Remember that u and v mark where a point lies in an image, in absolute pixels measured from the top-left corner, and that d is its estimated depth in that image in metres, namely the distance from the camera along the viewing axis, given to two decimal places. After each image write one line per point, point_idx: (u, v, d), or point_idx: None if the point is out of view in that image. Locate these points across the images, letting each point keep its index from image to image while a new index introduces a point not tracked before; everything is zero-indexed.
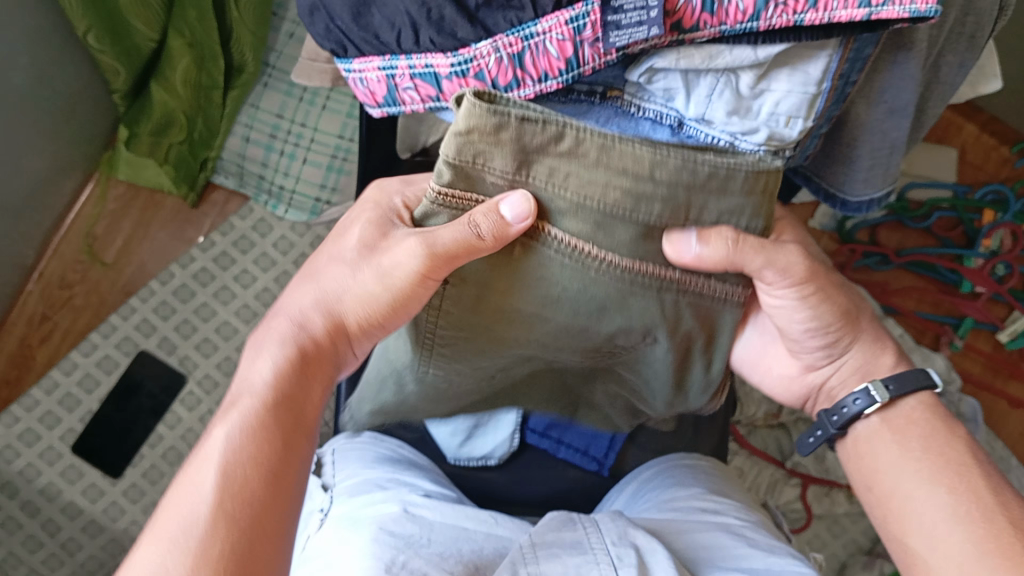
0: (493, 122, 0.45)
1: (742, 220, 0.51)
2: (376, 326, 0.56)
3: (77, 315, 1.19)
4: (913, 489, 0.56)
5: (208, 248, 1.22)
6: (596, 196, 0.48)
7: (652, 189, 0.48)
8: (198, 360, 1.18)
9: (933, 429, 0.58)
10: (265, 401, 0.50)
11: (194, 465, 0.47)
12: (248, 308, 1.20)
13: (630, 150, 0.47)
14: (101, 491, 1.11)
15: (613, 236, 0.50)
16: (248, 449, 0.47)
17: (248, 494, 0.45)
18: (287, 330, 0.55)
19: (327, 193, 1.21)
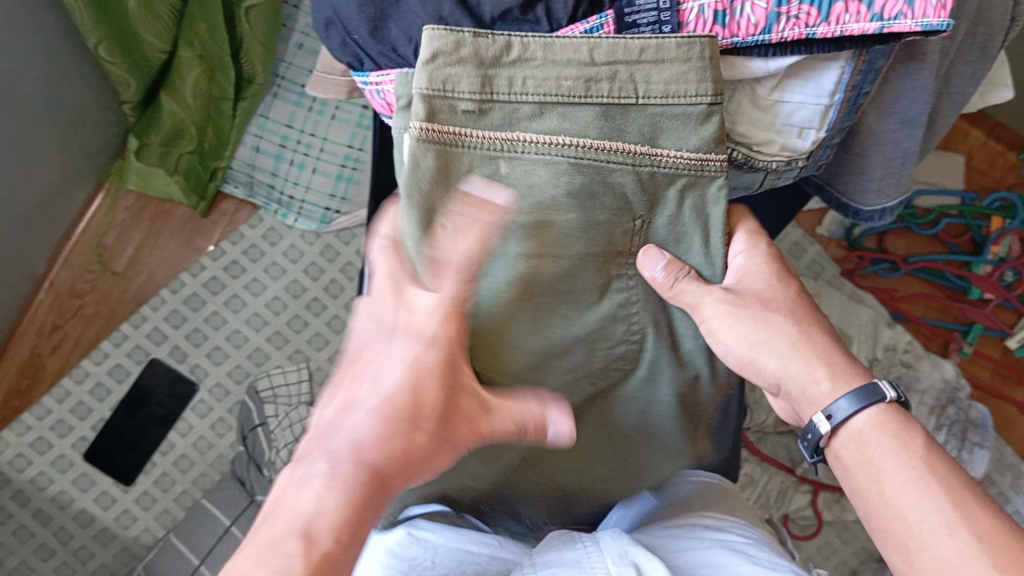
0: (456, 41, 0.48)
1: (690, 86, 0.50)
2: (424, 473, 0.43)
3: (89, 325, 1.20)
4: (880, 508, 0.49)
5: (218, 257, 1.23)
6: (553, 90, 0.49)
7: (600, 73, 0.49)
8: (208, 368, 1.19)
9: (898, 441, 0.50)
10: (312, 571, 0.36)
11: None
12: (258, 316, 1.21)
13: (567, 40, 0.49)
14: (113, 499, 1.14)
15: (580, 121, 0.50)
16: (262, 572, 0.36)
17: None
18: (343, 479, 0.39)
19: (337, 203, 1.22)
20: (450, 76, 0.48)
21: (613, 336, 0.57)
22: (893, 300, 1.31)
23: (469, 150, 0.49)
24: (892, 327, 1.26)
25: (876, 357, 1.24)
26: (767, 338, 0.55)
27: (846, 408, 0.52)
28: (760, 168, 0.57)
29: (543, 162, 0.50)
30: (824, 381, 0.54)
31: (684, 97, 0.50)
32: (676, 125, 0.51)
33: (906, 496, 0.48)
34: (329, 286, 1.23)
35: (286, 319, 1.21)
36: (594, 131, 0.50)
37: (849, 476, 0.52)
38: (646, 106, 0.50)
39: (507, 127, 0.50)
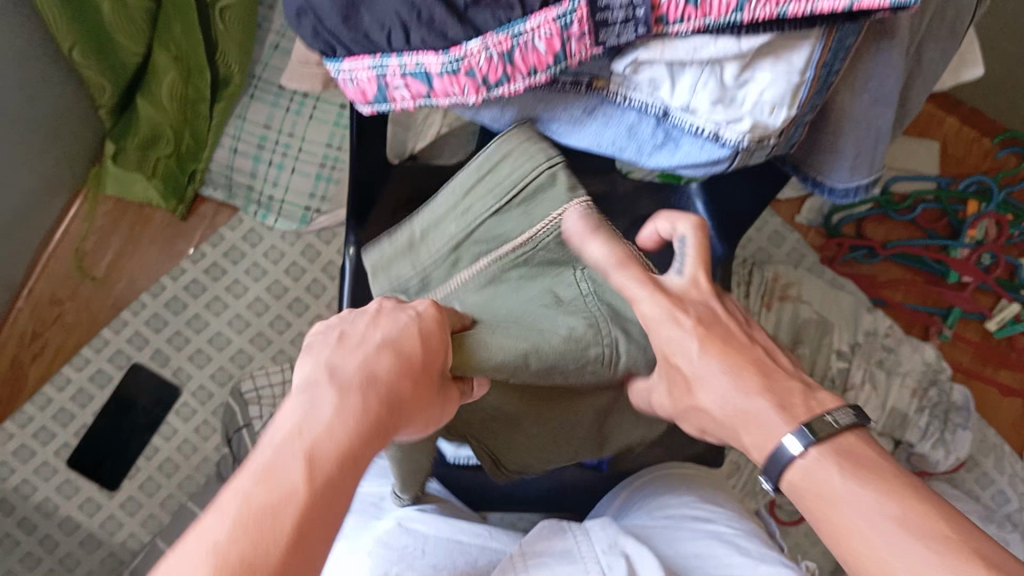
0: (382, 255, 0.64)
1: (530, 164, 0.58)
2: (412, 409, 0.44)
3: (70, 331, 1.19)
4: (846, 539, 0.44)
5: (198, 259, 1.23)
6: (455, 231, 0.61)
7: (467, 202, 0.61)
8: (191, 372, 1.18)
9: (851, 468, 0.46)
10: (308, 468, 0.36)
11: (164, 565, 0.33)
12: (241, 318, 1.21)
13: (438, 200, 0.62)
14: (98, 505, 1.13)
15: (491, 237, 0.60)
16: (265, 504, 0.35)
17: (256, 570, 0.33)
18: (331, 393, 0.40)
19: (316, 202, 1.21)
20: (395, 265, 0.64)
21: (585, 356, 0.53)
22: (873, 287, 1.33)
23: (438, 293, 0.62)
24: (873, 312, 1.27)
25: (857, 343, 1.24)
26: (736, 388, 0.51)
27: (795, 444, 0.47)
28: (729, 144, 0.55)
29: (488, 285, 0.60)
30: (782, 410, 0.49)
31: (535, 178, 0.58)
32: (544, 202, 0.58)
33: (874, 522, 0.43)
34: (311, 286, 1.23)
35: (268, 320, 1.21)
36: (504, 236, 0.60)
37: (810, 511, 0.47)
38: (516, 198, 0.59)
39: (452, 269, 0.62)
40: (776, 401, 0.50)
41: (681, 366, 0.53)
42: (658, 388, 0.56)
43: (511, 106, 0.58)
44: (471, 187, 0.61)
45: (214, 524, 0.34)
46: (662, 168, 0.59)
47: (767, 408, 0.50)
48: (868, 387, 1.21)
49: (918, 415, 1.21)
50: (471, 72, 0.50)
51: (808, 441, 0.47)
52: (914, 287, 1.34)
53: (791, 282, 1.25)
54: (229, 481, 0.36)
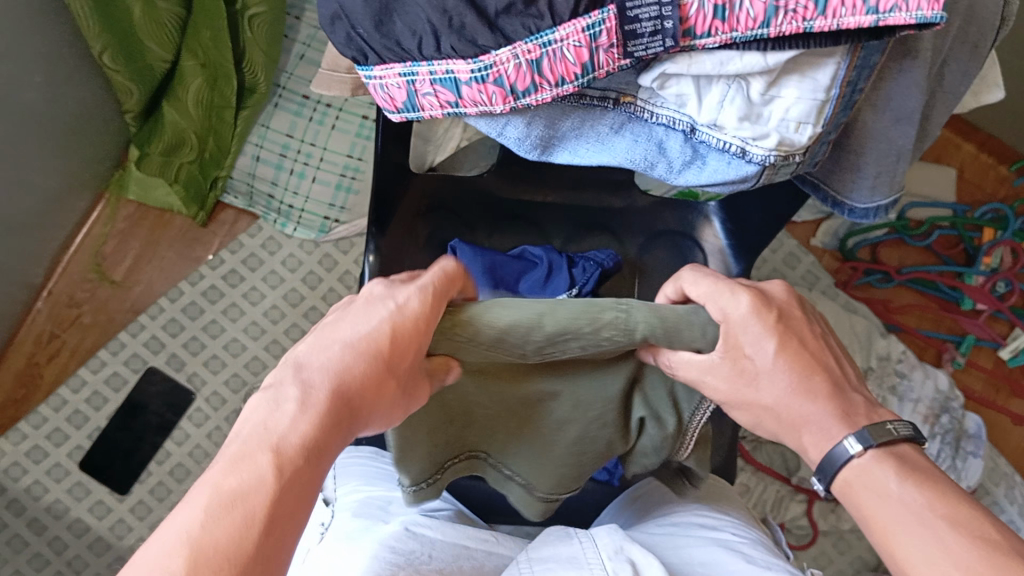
0: None
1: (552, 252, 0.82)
2: (381, 393, 0.47)
3: (87, 334, 1.20)
4: (890, 527, 0.49)
5: (217, 265, 1.24)
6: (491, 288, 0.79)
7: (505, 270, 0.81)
8: (206, 377, 1.20)
9: (902, 469, 0.51)
10: (280, 451, 0.42)
11: (143, 545, 0.38)
12: (256, 325, 1.22)
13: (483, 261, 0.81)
14: (108, 508, 1.15)
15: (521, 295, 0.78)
16: (237, 487, 0.40)
17: (233, 539, 0.38)
18: (292, 386, 0.45)
19: (336, 211, 1.22)
20: None
21: (602, 321, 0.48)
22: (887, 312, 1.33)
23: None
24: (886, 336, 1.27)
25: (869, 367, 1.25)
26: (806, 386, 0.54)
27: (854, 445, 0.52)
28: (754, 161, 0.55)
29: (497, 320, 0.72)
30: (821, 404, 0.54)
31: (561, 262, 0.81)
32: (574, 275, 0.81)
33: (919, 513, 0.48)
34: (327, 294, 1.23)
35: (283, 327, 1.22)
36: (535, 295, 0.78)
37: (859, 508, 0.52)
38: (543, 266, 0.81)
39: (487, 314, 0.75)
40: (840, 410, 0.54)
41: (753, 363, 0.53)
42: (718, 370, 0.53)
43: (538, 119, 0.56)
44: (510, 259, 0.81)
45: (189, 509, 0.39)
46: (689, 186, 0.59)
47: (826, 414, 0.54)
48: None
49: (930, 441, 1.22)
50: (499, 79, 0.51)
51: (866, 441, 0.52)
52: (928, 313, 1.34)
53: None
54: (204, 472, 0.41)
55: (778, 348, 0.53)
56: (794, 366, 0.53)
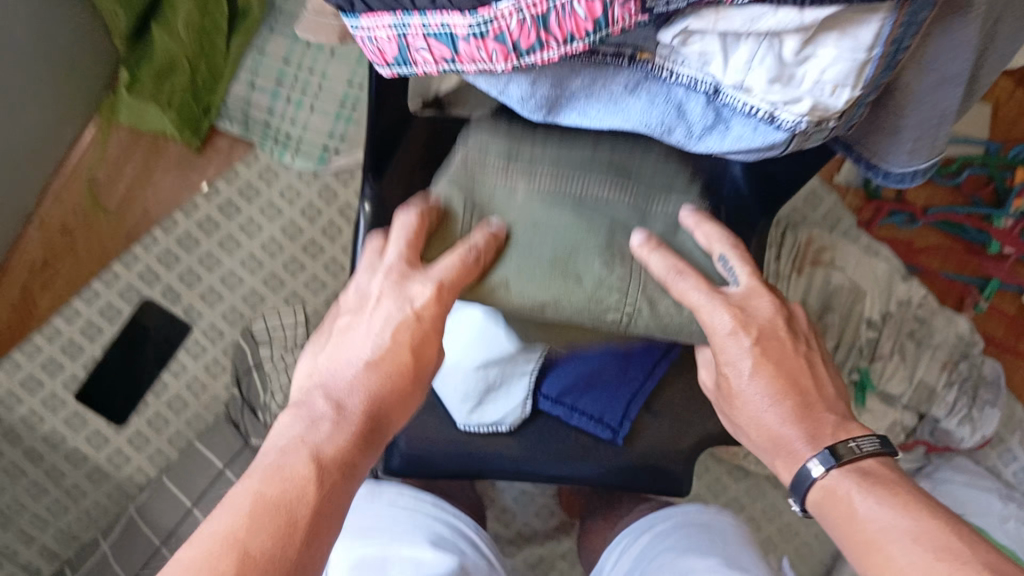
0: (453, 184, 0.62)
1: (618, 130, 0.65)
2: (401, 391, 0.59)
3: (80, 261, 1.17)
4: (868, 540, 0.54)
5: (213, 196, 1.19)
6: (545, 140, 0.63)
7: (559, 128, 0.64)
8: (203, 310, 1.17)
9: (868, 483, 0.57)
10: (315, 464, 0.52)
11: (196, 534, 0.48)
12: (254, 258, 1.18)
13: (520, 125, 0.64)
14: (105, 438, 1.14)
15: (578, 150, 0.63)
16: (279, 493, 0.49)
17: (274, 533, 0.48)
18: (325, 407, 0.56)
19: (335, 142, 1.18)
20: (464, 177, 0.62)
21: (608, 303, 0.59)
22: (908, 254, 1.29)
23: (514, 190, 0.61)
24: (908, 280, 1.23)
25: (889, 312, 1.20)
26: (781, 391, 0.61)
27: (818, 466, 0.59)
28: (784, 127, 0.49)
29: (545, 198, 0.61)
30: (803, 445, 0.60)
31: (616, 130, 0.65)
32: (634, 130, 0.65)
33: (891, 528, 0.53)
34: (326, 229, 1.20)
35: (282, 262, 1.18)
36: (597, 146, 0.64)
37: (831, 522, 0.58)
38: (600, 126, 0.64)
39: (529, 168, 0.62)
40: (806, 431, 0.61)
41: (731, 376, 0.62)
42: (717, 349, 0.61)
43: (544, 78, 0.51)
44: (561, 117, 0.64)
45: (235, 508, 0.48)
46: (709, 152, 0.54)
47: (795, 437, 0.61)
48: (895, 357, 1.19)
49: (946, 390, 1.18)
50: (500, 36, 0.45)
51: (831, 464, 0.58)
52: (952, 256, 1.29)
53: (825, 247, 1.20)
54: (246, 478, 0.51)
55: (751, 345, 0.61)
56: (769, 388, 0.61)
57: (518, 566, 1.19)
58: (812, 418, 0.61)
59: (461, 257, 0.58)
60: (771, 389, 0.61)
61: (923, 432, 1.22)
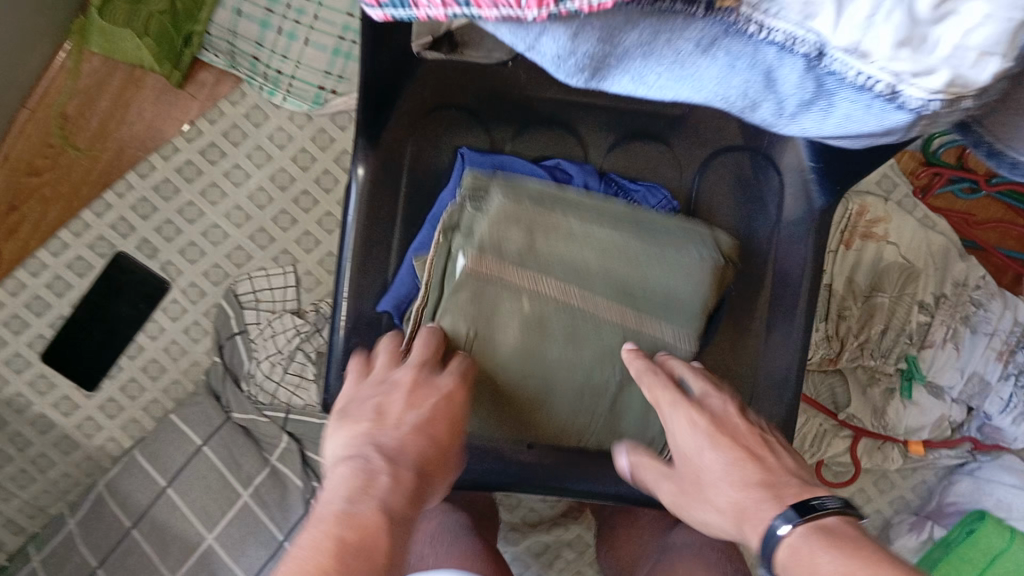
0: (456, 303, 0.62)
1: (666, 254, 0.64)
2: (436, 463, 0.56)
3: (47, 208, 1.03)
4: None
5: (194, 138, 1.06)
6: (568, 262, 0.63)
7: (601, 245, 0.63)
8: (182, 267, 1.05)
9: (832, 540, 0.48)
10: (386, 517, 0.49)
11: (280, 573, 0.44)
12: (240, 210, 1.06)
13: (561, 225, 0.63)
14: (75, 405, 1.04)
15: (590, 276, 0.63)
16: (358, 538, 0.46)
17: (358, 571, 0.44)
18: (374, 459, 0.52)
19: (332, 81, 1.04)
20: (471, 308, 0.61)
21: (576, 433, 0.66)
22: (966, 227, 1.13)
23: (504, 314, 0.62)
24: (965, 259, 1.08)
25: (943, 295, 1.07)
26: (756, 475, 0.56)
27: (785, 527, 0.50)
28: (907, 108, 0.37)
29: (536, 315, 0.62)
30: (764, 503, 0.54)
31: (659, 257, 0.64)
32: (666, 268, 0.64)
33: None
34: (320, 178, 1.07)
35: (271, 215, 1.07)
36: (612, 279, 0.63)
37: None
38: (630, 262, 0.63)
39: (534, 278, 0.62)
40: (770, 493, 0.55)
41: (696, 461, 0.59)
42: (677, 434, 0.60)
43: (588, 30, 0.38)
44: (604, 241, 0.63)
45: (318, 547, 0.45)
46: (807, 135, 0.43)
47: (759, 500, 0.54)
48: (948, 349, 1.06)
49: (1001, 384, 1.05)
50: None
51: (795, 521, 0.50)
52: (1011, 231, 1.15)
53: (878, 220, 1.08)
54: (308, 532, 0.47)
55: (713, 442, 0.59)
56: (731, 457, 0.58)
57: (521, 553, 1.09)
58: (771, 478, 0.56)
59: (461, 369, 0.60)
60: (737, 469, 0.57)
61: (970, 428, 1.10)
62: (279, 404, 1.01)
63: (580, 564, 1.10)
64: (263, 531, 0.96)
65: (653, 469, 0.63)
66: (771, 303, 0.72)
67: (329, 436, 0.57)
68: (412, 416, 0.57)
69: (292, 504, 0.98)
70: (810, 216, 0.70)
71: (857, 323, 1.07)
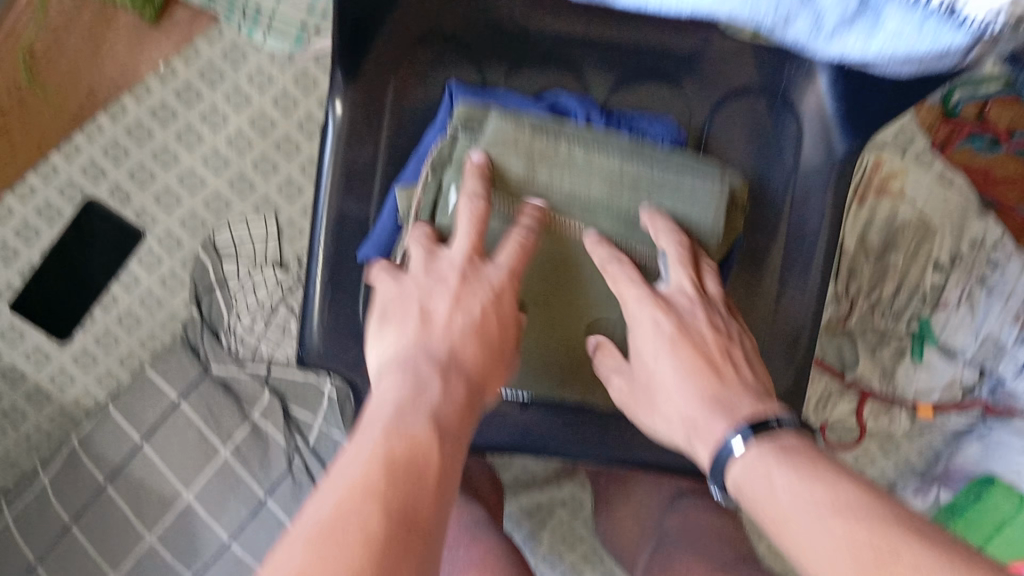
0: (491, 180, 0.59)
1: (688, 176, 0.61)
2: (493, 356, 0.53)
3: (15, 150, 0.97)
4: (778, 520, 0.47)
5: (168, 78, 0.98)
6: (580, 188, 0.60)
7: (619, 170, 0.60)
8: (157, 215, 1.00)
9: (784, 455, 0.50)
10: (430, 440, 0.44)
11: (324, 489, 0.41)
12: (218, 155, 1.00)
13: (576, 144, 0.60)
14: (46, 356, 1.00)
15: (597, 204, 0.60)
16: (407, 457, 0.43)
17: (405, 493, 0.41)
18: (426, 363, 0.49)
19: (317, 18, 0.98)
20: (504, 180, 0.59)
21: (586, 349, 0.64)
22: (983, 184, 1.05)
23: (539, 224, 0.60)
24: (984, 216, 1.02)
25: (958, 254, 1.01)
26: (720, 395, 0.55)
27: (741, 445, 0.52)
28: (964, 28, 0.42)
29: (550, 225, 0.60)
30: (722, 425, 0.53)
31: (680, 179, 0.61)
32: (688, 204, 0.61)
33: (842, 528, 0.44)
34: (304, 123, 1.01)
35: (251, 161, 1.01)
36: (625, 200, 0.61)
37: (752, 505, 0.50)
38: (649, 184, 0.61)
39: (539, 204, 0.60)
40: (724, 410, 0.54)
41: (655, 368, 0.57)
42: (654, 342, 0.57)
43: None
44: (622, 165, 0.60)
45: (364, 464, 0.42)
46: (846, 54, 0.47)
47: (718, 420, 0.54)
48: (963, 309, 1.01)
49: (1017, 347, 1.00)
50: None
51: (748, 438, 0.52)
52: None
53: (894, 173, 1.02)
54: (358, 441, 0.44)
55: (687, 350, 0.57)
56: (693, 368, 0.56)
57: (514, 512, 1.05)
58: (733, 393, 0.55)
59: (517, 251, 0.55)
60: (697, 370, 0.56)
61: (981, 391, 1.04)
62: (262, 359, 0.97)
63: (575, 525, 1.06)
64: (245, 489, 0.93)
65: (614, 359, 0.61)
66: (783, 260, 0.71)
67: (370, 346, 0.53)
68: (464, 318, 0.52)
69: (275, 460, 0.94)
70: (829, 166, 0.69)
71: (869, 281, 1.03)
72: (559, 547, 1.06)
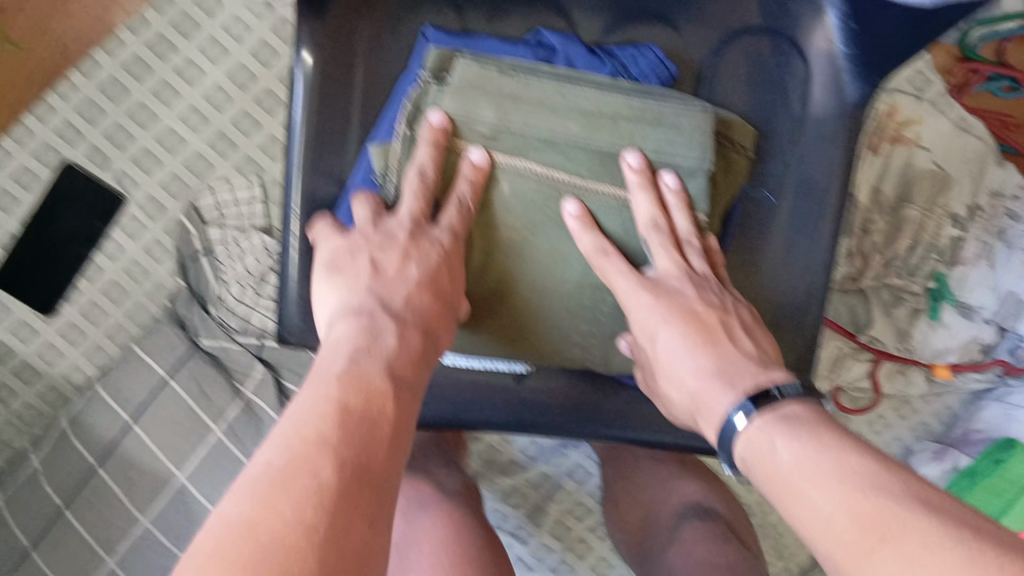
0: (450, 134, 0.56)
1: (671, 108, 0.58)
2: (443, 309, 0.55)
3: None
4: (786, 493, 0.44)
5: (141, 29, 0.95)
6: (557, 129, 0.57)
7: (596, 108, 0.57)
8: (138, 177, 0.96)
9: (786, 424, 0.47)
10: (385, 388, 0.45)
11: (275, 432, 0.40)
12: (196, 112, 0.97)
13: (548, 81, 0.57)
14: (32, 330, 0.96)
15: (574, 147, 0.58)
16: (363, 404, 0.43)
17: (360, 436, 0.41)
18: (381, 316, 0.50)
19: None
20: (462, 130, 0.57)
21: (574, 326, 0.61)
22: (1000, 130, 1.02)
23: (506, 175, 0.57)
24: (1004, 166, 0.98)
25: (977, 206, 0.97)
26: (723, 366, 0.54)
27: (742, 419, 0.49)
28: None
29: (535, 178, 0.57)
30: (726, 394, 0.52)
31: (662, 112, 0.58)
32: (678, 146, 0.58)
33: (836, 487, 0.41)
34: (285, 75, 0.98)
35: (231, 117, 0.98)
36: (607, 137, 0.58)
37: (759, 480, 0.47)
38: (631, 117, 0.58)
39: (518, 154, 0.57)
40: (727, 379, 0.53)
41: (653, 342, 0.57)
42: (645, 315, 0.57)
43: None
44: (600, 102, 0.57)
45: (318, 409, 0.41)
46: None
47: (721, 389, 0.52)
48: (981, 266, 0.97)
49: None
50: None
51: (751, 412, 0.49)
52: None
53: (909, 121, 0.97)
54: (310, 387, 0.43)
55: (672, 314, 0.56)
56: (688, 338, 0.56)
57: (519, 485, 1.01)
58: (743, 364, 0.54)
59: (461, 210, 0.56)
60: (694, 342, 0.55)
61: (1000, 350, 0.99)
62: (251, 331, 0.94)
63: (580, 496, 1.02)
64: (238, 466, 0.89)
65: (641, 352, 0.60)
66: (790, 218, 0.67)
67: (320, 297, 0.54)
68: (414, 271, 0.54)
69: None
70: (840, 112, 0.65)
71: (882, 238, 0.98)
72: (563, 518, 1.01)
